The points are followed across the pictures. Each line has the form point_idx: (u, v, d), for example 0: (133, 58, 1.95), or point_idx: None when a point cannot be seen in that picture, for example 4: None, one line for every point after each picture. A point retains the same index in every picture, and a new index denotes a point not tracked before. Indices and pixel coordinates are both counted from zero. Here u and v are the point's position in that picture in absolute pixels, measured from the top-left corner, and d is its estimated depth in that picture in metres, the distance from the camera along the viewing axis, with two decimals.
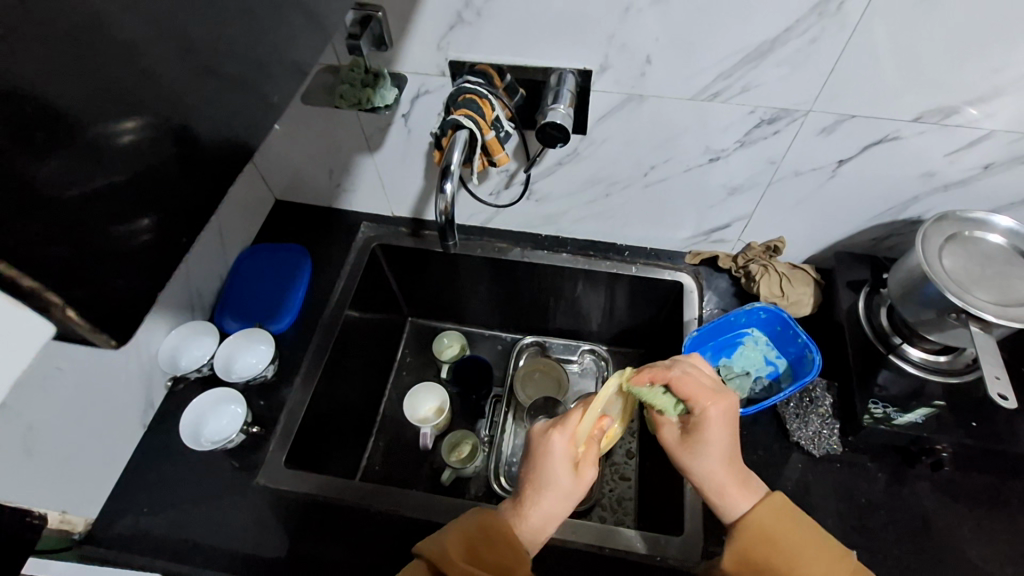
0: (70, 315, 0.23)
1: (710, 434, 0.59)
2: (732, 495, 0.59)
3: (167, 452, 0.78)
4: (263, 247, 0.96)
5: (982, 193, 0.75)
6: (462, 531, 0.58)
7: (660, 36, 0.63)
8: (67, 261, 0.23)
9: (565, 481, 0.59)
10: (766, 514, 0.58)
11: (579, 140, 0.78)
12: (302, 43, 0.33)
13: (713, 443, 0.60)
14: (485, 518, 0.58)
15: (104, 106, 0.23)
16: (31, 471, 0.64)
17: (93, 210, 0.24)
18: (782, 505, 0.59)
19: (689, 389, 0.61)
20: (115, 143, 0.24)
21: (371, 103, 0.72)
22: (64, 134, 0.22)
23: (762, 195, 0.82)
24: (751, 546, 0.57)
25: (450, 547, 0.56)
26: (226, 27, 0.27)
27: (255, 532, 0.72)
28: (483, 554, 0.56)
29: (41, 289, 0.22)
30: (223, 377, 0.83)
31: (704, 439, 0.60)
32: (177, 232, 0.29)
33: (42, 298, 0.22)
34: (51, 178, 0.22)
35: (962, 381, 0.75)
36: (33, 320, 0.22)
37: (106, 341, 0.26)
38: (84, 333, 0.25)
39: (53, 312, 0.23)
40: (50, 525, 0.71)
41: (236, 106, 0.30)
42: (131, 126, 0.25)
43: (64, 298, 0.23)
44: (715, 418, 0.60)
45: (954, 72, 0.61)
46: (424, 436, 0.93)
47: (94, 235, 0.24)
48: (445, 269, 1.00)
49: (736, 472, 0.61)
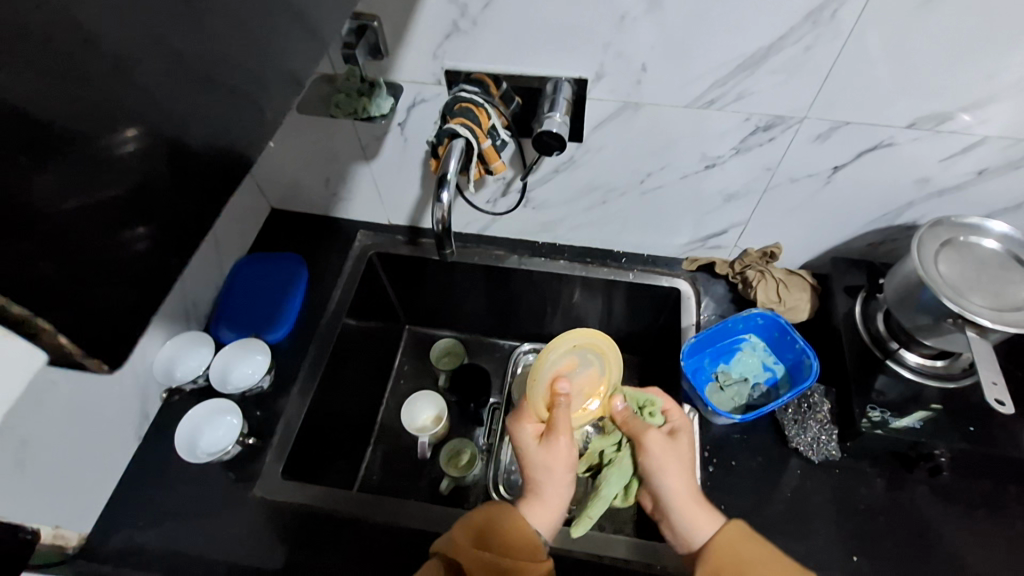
0: (60, 341, 0.23)
1: (682, 441, 0.67)
2: (701, 513, 0.62)
3: (161, 465, 0.78)
4: (260, 257, 0.95)
5: (976, 199, 0.76)
6: (470, 521, 0.57)
7: (655, 44, 0.63)
8: (53, 275, 0.22)
9: (537, 454, 0.63)
10: (730, 540, 0.58)
11: (576, 148, 0.78)
12: (298, 54, 0.33)
13: (684, 451, 0.66)
14: (491, 509, 0.58)
15: (98, 120, 0.23)
16: (21, 488, 0.63)
17: (88, 225, 0.23)
18: (747, 534, 0.59)
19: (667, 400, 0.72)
20: (118, 153, 0.24)
21: (367, 112, 0.73)
22: (63, 149, 0.22)
23: (758, 202, 0.82)
24: (721, 567, 0.57)
25: (458, 537, 0.56)
26: (219, 41, 0.27)
27: (252, 544, 0.71)
28: (491, 537, 0.56)
29: (29, 315, 0.22)
30: (218, 388, 0.82)
31: (678, 443, 0.67)
32: (171, 252, 0.28)
33: (30, 324, 0.22)
34: (46, 194, 0.21)
35: (959, 386, 0.75)
36: (24, 345, 0.22)
37: (98, 365, 0.25)
38: (74, 357, 0.24)
39: (41, 338, 0.23)
40: (43, 541, 0.69)
41: (231, 122, 0.29)
42: (131, 136, 0.24)
43: (54, 322, 0.23)
44: (684, 432, 0.69)
45: (946, 78, 0.61)
46: (422, 445, 0.92)
47: (85, 250, 0.23)
48: (441, 277, 1.00)
49: (701, 495, 0.64)
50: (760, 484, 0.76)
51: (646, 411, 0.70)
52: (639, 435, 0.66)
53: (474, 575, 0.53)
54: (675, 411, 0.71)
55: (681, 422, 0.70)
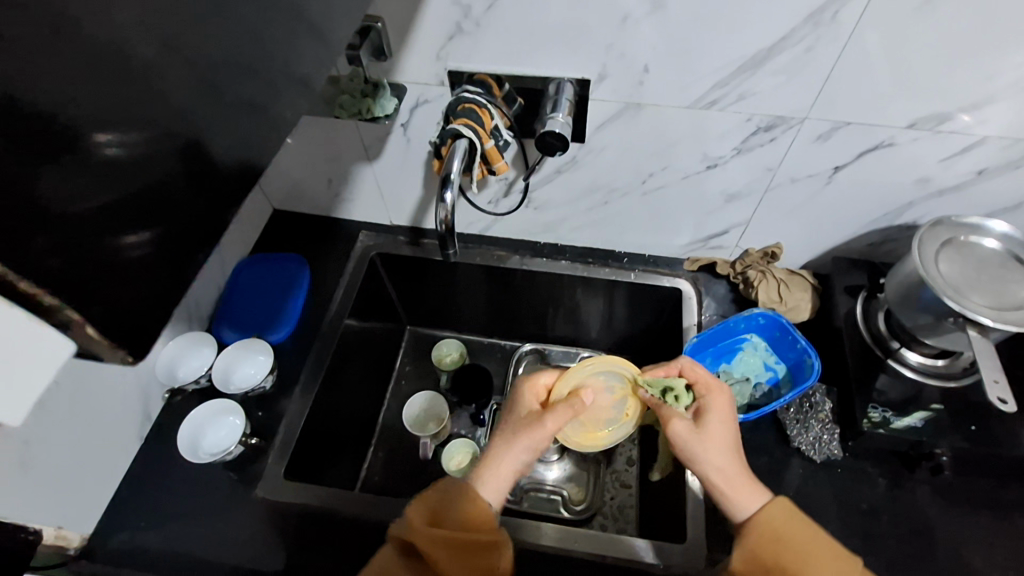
0: (89, 331, 0.24)
1: (716, 420, 0.64)
2: (743, 485, 0.60)
3: (163, 466, 0.77)
4: (261, 258, 0.95)
5: (976, 199, 0.76)
6: (427, 500, 0.57)
7: (657, 45, 0.63)
8: (65, 271, 0.22)
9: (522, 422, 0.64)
10: (779, 514, 0.57)
11: (578, 149, 0.78)
12: (308, 52, 0.33)
13: (719, 430, 0.63)
14: (449, 484, 0.58)
15: (115, 115, 0.23)
16: (25, 485, 0.63)
17: (97, 225, 0.23)
18: (793, 510, 0.58)
19: (698, 373, 0.68)
20: (99, 155, 0.23)
21: (371, 113, 0.74)
22: (73, 149, 0.22)
23: (759, 202, 0.83)
24: (762, 545, 0.56)
25: (413, 514, 0.56)
26: (231, 39, 0.27)
27: (255, 545, 0.71)
28: (447, 512, 0.56)
29: (61, 306, 0.22)
30: (221, 388, 0.82)
31: (710, 424, 0.63)
32: (184, 260, 0.28)
33: (61, 315, 0.23)
34: (56, 192, 0.22)
35: (961, 385, 0.75)
36: (58, 340, 0.23)
37: (122, 358, 0.26)
38: (102, 347, 0.25)
39: (71, 329, 0.23)
40: (44, 542, 0.70)
41: (244, 120, 0.29)
42: (115, 141, 0.23)
43: (84, 315, 0.23)
44: (719, 407, 0.65)
45: (947, 78, 0.62)
46: (423, 445, 0.93)
47: (87, 253, 0.23)
48: (442, 277, 1.00)
49: (744, 469, 0.61)
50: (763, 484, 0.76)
51: (670, 396, 0.68)
52: (665, 422, 0.64)
53: (426, 552, 0.53)
54: (707, 385, 0.67)
55: (711, 397, 0.66)
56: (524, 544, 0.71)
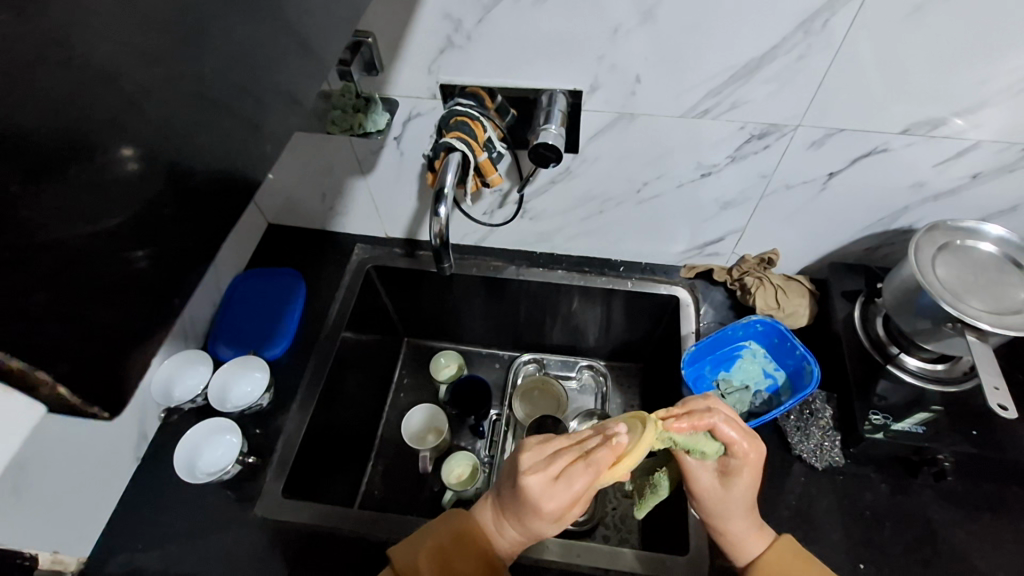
0: (59, 392, 0.22)
1: (747, 479, 0.55)
2: (748, 538, 0.58)
3: (160, 487, 0.77)
4: (256, 272, 0.95)
5: (972, 202, 0.76)
6: (434, 544, 0.56)
7: (648, 56, 0.63)
8: (51, 300, 0.21)
9: (550, 530, 0.54)
10: (782, 559, 0.57)
11: (572, 159, 0.78)
12: (297, 74, 0.32)
13: (744, 494, 0.56)
14: (462, 528, 0.57)
15: (93, 137, 0.22)
16: (22, 513, 0.62)
17: (98, 248, 0.23)
18: (796, 549, 0.58)
19: (734, 434, 0.54)
20: (116, 172, 0.23)
21: (363, 128, 0.74)
22: (67, 172, 0.21)
23: (753, 210, 0.82)
24: None
25: (421, 564, 0.55)
26: (221, 62, 0.27)
27: (254, 565, 0.70)
28: (456, 564, 0.55)
29: (29, 368, 0.21)
30: (217, 406, 0.80)
31: (739, 488, 0.56)
32: (174, 293, 0.27)
33: (29, 376, 0.21)
34: (46, 220, 0.21)
35: (962, 390, 0.75)
36: (19, 401, 0.22)
37: (97, 414, 0.24)
38: (74, 406, 0.23)
39: (40, 390, 0.22)
40: (40, 568, 0.67)
41: (234, 143, 0.29)
42: (131, 155, 0.24)
43: (53, 374, 0.22)
44: (754, 466, 0.55)
45: (940, 82, 0.61)
46: (423, 459, 0.91)
47: (90, 273, 0.23)
48: (438, 290, 1.00)
49: (754, 519, 0.59)
50: (764, 493, 0.75)
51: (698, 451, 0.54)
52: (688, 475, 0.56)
53: None
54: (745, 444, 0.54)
55: (749, 455, 0.55)
56: (526, 558, 0.71)
